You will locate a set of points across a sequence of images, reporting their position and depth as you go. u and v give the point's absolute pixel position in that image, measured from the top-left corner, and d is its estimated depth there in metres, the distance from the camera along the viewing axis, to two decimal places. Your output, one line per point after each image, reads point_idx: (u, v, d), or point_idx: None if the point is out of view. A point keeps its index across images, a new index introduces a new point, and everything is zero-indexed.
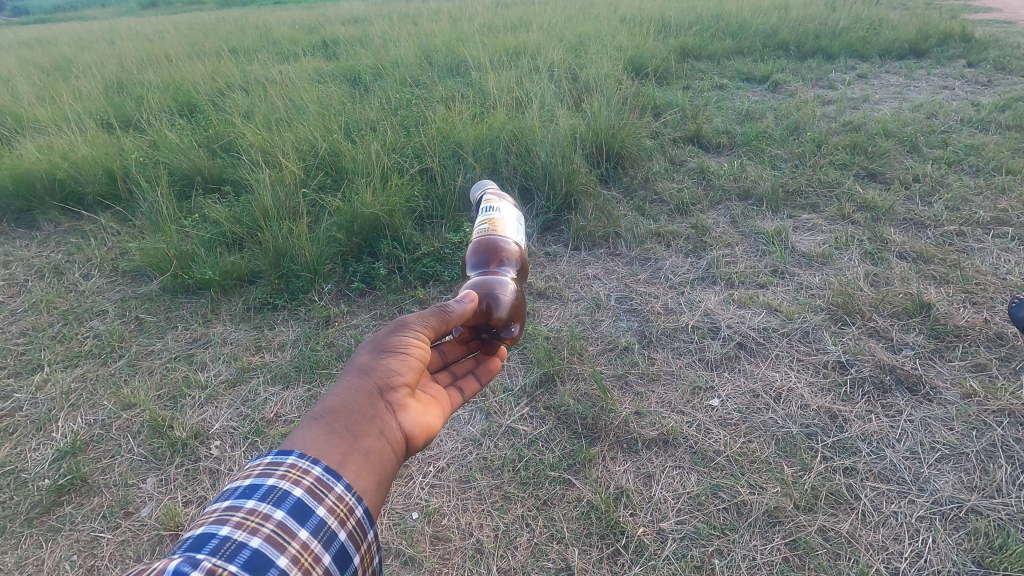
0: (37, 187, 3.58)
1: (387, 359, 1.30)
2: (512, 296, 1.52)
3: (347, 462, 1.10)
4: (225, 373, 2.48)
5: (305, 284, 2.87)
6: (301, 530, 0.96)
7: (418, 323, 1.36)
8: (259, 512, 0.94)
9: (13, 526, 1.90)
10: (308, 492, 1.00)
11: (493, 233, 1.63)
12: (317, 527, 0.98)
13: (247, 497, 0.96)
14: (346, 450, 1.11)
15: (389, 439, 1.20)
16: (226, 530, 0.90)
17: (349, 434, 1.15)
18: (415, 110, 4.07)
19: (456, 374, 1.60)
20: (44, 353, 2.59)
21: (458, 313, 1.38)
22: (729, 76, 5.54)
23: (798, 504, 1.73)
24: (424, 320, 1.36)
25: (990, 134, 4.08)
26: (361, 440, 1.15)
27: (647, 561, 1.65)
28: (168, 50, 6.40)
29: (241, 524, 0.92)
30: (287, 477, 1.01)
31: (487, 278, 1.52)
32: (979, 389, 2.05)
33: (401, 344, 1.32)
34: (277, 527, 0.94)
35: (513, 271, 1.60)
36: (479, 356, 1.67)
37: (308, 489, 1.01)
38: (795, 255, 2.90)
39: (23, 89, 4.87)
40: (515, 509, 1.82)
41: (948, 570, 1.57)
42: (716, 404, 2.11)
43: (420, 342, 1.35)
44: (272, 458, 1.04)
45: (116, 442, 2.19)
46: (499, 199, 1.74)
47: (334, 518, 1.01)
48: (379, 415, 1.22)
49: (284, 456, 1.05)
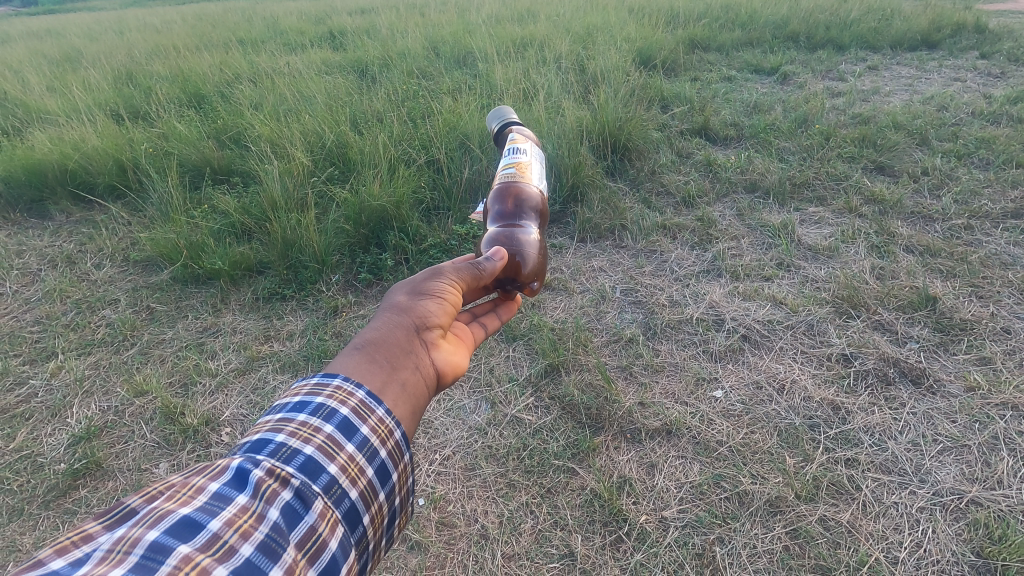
0: (48, 177, 3.63)
1: (424, 302, 1.31)
2: (536, 251, 1.65)
3: (386, 390, 1.11)
4: (235, 361, 2.52)
5: (314, 275, 2.90)
6: (347, 443, 1.00)
7: (450, 270, 1.40)
8: (311, 424, 1.00)
9: (32, 508, 1.95)
10: (353, 412, 1.04)
11: (519, 178, 1.75)
12: (362, 443, 1.02)
13: (299, 411, 1.01)
14: (385, 379, 1.12)
15: (425, 374, 1.21)
16: (281, 437, 0.97)
17: (387, 365, 1.15)
18: (422, 102, 4.09)
19: (477, 314, 1.62)
20: (58, 341, 2.64)
21: (487, 272, 1.45)
22: (737, 67, 5.51)
23: (799, 494, 1.75)
24: (458, 271, 1.40)
25: (1001, 127, 4.05)
26: (399, 371, 1.16)
27: (649, 548, 1.67)
28: (175, 41, 6.43)
29: (294, 433, 0.98)
30: (333, 397, 1.04)
31: (510, 230, 1.65)
32: (983, 382, 2.06)
33: (436, 288, 1.33)
34: (327, 438, 0.99)
35: (533, 217, 1.73)
36: (499, 299, 1.70)
37: (353, 409, 1.04)
38: (800, 248, 2.90)
39: (34, 80, 4.92)
40: (519, 497, 1.85)
41: (947, 560, 1.59)
42: (720, 396, 2.12)
43: (453, 289, 1.37)
44: (319, 379, 1.07)
45: (129, 427, 2.23)
46: (524, 141, 1.86)
47: (376, 436, 1.04)
48: (416, 350, 1.22)
49: (329, 378, 1.08)
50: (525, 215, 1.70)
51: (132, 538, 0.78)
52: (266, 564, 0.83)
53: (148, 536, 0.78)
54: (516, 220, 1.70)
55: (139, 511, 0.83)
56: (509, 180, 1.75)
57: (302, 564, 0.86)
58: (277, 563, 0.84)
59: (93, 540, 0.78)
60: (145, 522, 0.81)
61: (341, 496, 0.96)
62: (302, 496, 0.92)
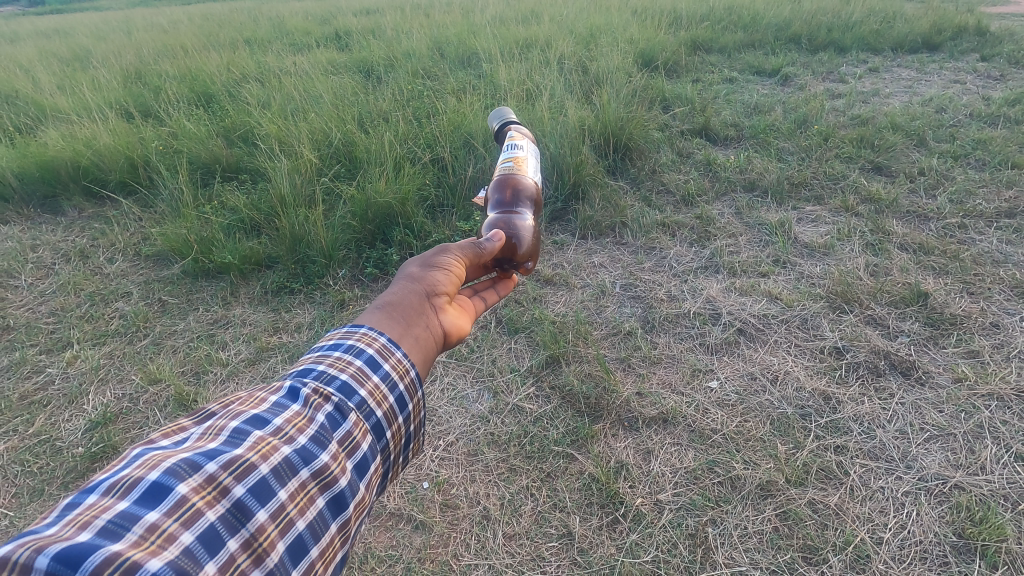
0: (62, 174, 3.71)
1: (434, 272, 1.38)
2: (531, 235, 1.75)
3: (403, 339, 1.21)
4: (245, 352, 2.59)
5: (321, 269, 2.98)
6: (375, 373, 1.12)
7: (456, 247, 1.47)
8: (344, 358, 1.11)
9: (51, 489, 2.03)
10: (378, 352, 1.14)
11: (515, 171, 1.84)
12: (387, 375, 1.13)
13: (333, 349, 1.13)
14: (402, 331, 1.21)
15: (435, 333, 1.29)
16: (322, 366, 1.10)
17: (403, 321, 1.24)
18: (427, 102, 4.17)
19: (478, 289, 1.66)
20: (74, 331, 2.72)
21: (488, 250, 1.53)
22: (739, 69, 5.57)
23: (789, 478, 1.82)
24: (462, 247, 1.48)
25: (999, 128, 4.10)
26: (413, 327, 1.25)
27: (645, 529, 1.74)
28: (183, 41, 6.52)
29: (332, 363, 1.10)
30: (361, 339, 1.15)
31: (507, 216, 1.75)
32: (970, 374, 2.12)
33: (444, 260, 1.41)
34: (358, 369, 1.10)
35: (529, 206, 1.81)
36: (496, 277, 1.73)
37: (378, 349, 1.15)
38: (797, 246, 2.96)
39: (45, 79, 5.01)
40: (520, 480, 1.93)
41: (929, 540, 1.66)
42: (715, 386, 2.19)
43: (459, 262, 1.44)
44: (348, 327, 1.18)
45: (143, 414, 2.31)
46: (521, 138, 1.95)
47: (396, 371, 1.15)
48: (427, 312, 1.30)
49: (356, 327, 1.19)
50: (522, 203, 1.78)
51: (218, 425, 0.96)
52: (318, 450, 0.98)
53: (230, 424, 0.96)
54: (512, 208, 1.78)
55: (221, 409, 1.02)
56: (507, 173, 1.83)
57: (342, 457, 1.01)
58: (326, 450, 0.99)
59: (187, 427, 0.98)
60: (227, 415, 0.99)
61: (369, 412, 1.08)
62: (341, 409, 1.05)
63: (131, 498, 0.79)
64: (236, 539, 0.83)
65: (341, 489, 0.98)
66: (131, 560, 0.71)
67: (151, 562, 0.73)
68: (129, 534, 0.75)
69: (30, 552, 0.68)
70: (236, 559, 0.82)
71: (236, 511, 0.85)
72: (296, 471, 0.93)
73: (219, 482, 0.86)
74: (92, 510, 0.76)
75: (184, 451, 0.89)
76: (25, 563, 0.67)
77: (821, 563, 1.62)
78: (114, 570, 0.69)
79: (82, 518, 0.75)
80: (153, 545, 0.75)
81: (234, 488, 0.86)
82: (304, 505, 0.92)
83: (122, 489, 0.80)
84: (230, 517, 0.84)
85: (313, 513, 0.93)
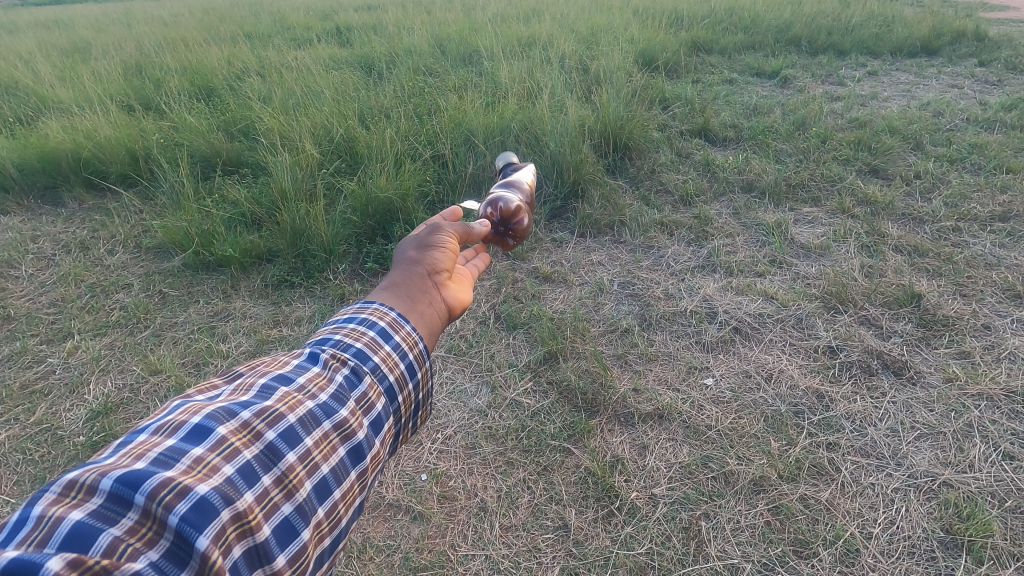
0: (62, 165, 3.72)
1: (434, 250, 1.40)
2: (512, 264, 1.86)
3: (411, 314, 1.24)
4: (246, 344, 2.60)
5: (321, 263, 2.99)
6: (386, 342, 1.16)
7: (449, 226, 1.48)
8: (357, 329, 1.16)
9: (52, 477, 2.05)
10: (388, 325, 1.19)
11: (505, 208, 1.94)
12: (397, 344, 1.17)
13: (347, 322, 1.18)
14: (409, 307, 1.25)
15: (439, 310, 1.31)
16: (338, 335, 1.15)
17: (409, 299, 1.27)
18: (428, 98, 4.18)
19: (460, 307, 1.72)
20: (75, 322, 2.74)
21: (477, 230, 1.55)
22: (738, 70, 5.60)
23: (782, 474, 1.86)
24: (456, 227, 1.49)
25: (994, 133, 4.13)
26: (420, 303, 1.28)
27: (639, 522, 1.78)
28: (183, 34, 6.52)
29: (347, 333, 1.15)
30: (373, 314, 1.20)
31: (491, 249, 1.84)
32: (960, 374, 2.16)
33: (441, 239, 1.43)
34: (371, 339, 1.15)
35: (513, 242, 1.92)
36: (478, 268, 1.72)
37: (389, 322, 1.19)
38: (793, 246, 2.99)
39: (45, 69, 5.00)
40: (517, 473, 1.96)
41: (917, 535, 1.70)
42: (710, 383, 2.22)
43: (453, 239, 1.45)
44: (360, 304, 1.23)
45: (145, 404, 2.33)
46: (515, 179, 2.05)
47: (406, 341, 1.19)
48: (430, 289, 1.33)
49: (368, 304, 1.23)
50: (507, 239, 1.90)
51: (248, 382, 1.03)
52: (339, 405, 1.03)
53: (258, 380, 1.02)
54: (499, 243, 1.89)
55: (250, 368, 1.08)
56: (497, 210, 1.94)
57: (359, 412, 1.05)
58: (345, 406, 1.04)
59: (219, 384, 1.05)
60: (255, 373, 1.05)
61: (382, 376, 1.12)
62: (357, 372, 1.09)
63: (178, 436, 0.88)
64: (269, 476, 0.90)
65: (360, 441, 1.03)
66: (181, 485, 0.80)
67: (198, 487, 0.81)
68: (178, 463, 0.83)
69: (96, 475, 0.78)
70: (269, 493, 0.88)
71: (269, 452, 0.91)
72: (319, 421, 0.99)
73: (253, 426, 0.92)
74: (145, 445, 0.86)
75: (221, 401, 0.97)
76: (92, 483, 0.77)
77: (811, 557, 1.66)
78: (168, 493, 0.78)
79: (137, 451, 0.84)
80: (199, 474, 0.83)
81: (266, 432, 0.93)
82: (327, 452, 0.97)
83: (169, 429, 0.89)
84: (263, 457, 0.90)
85: (336, 459, 0.98)
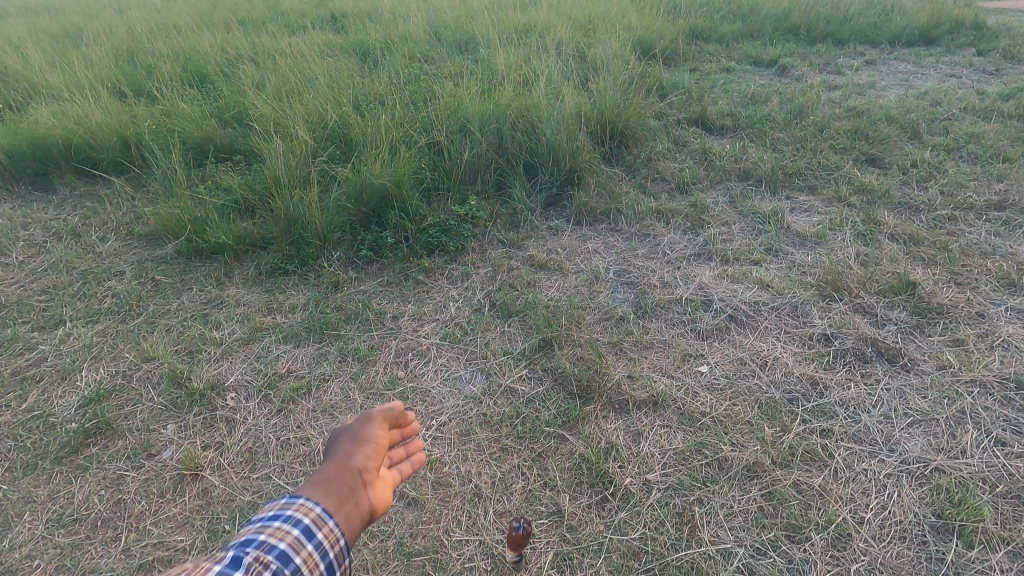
0: (52, 152, 3.68)
1: (365, 441, 1.46)
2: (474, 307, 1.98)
3: (337, 512, 1.31)
4: (239, 331, 2.58)
5: (315, 251, 2.97)
6: (308, 542, 1.23)
7: (381, 412, 1.54)
8: (282, 529, 1.22)
9: (45, 464, 2.04)
10: (312, 522, 1.26)
11: None
12: (319, 543, 1.24)
13: (273, 520, 1.24)
14: (334, 506, 1.31)
15: (363, 511, 1.35)
16: (262, 535, 1.21)
17: (336, 496, 1.33)
18: (423, 85, 4.14)
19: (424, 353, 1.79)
20: (66, 309, 2.71)
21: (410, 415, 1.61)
22: (736, 59, 5.56)
23: (775, 460, 1.87)
24: (388, 412, 1.55)
25: (992, 122, 4.12)
26: (344, 500, 1.34)
27: (632, 508, 1.79)
28: (176, 19, 6.44)
29: (271, 533, 1.21)
30: (298, 512, 1.27)
31: None
32: (954, 361, 2.16)
33: (372, 430, 1.49)
34: (294, 540, 1.21)
35: None
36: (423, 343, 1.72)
37: (314, 519, 1.26)
38: (789, 234, 2.99)
39: (34, 54, 4.93)
40: (511, 460, 1.96)
41: (909, 520, 1.71)
42: (705, 370, 2.22)
43: (384, 428, 1.51)
44: (287, 500, 1.29)
45: (137, 390, 2.31)
46: None
47: (328, 539, 1.25)
48: (357, 483, 1.38)
49: (294, 499, 1.29)
50: None
51: None
52: None
53: None
54: None
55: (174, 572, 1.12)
56: None
57: None
58: None
59: None
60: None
61: None
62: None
63: None
64: None
65: None
66: None
67: None
68: None
69: None
70: None
71: None
72: None
73: None
74: None
75: None
76: None
77: (803, 542, 1.67)
78: None
79: None
80: None
81: None
82: None
83: None
84: None
85: None
